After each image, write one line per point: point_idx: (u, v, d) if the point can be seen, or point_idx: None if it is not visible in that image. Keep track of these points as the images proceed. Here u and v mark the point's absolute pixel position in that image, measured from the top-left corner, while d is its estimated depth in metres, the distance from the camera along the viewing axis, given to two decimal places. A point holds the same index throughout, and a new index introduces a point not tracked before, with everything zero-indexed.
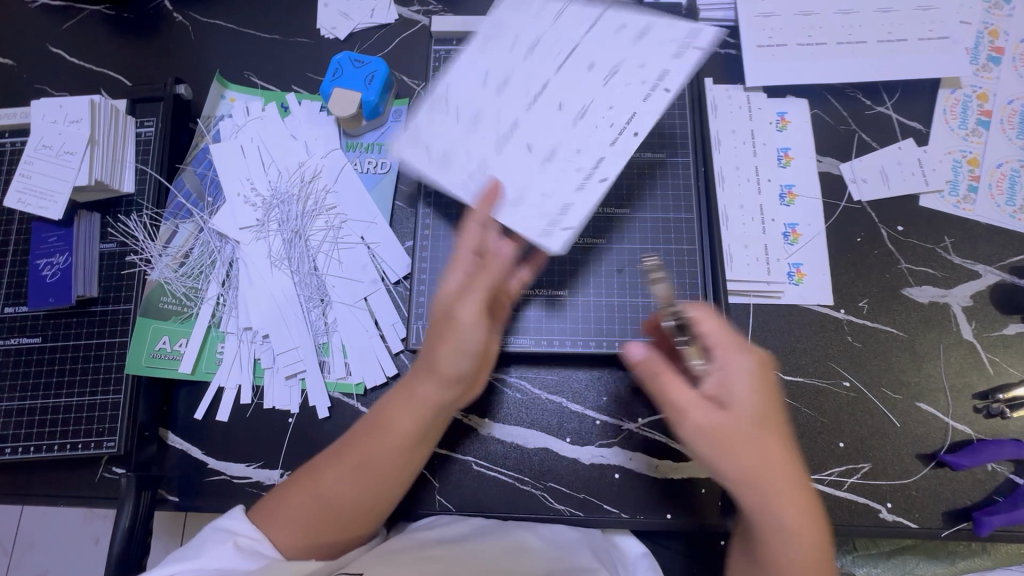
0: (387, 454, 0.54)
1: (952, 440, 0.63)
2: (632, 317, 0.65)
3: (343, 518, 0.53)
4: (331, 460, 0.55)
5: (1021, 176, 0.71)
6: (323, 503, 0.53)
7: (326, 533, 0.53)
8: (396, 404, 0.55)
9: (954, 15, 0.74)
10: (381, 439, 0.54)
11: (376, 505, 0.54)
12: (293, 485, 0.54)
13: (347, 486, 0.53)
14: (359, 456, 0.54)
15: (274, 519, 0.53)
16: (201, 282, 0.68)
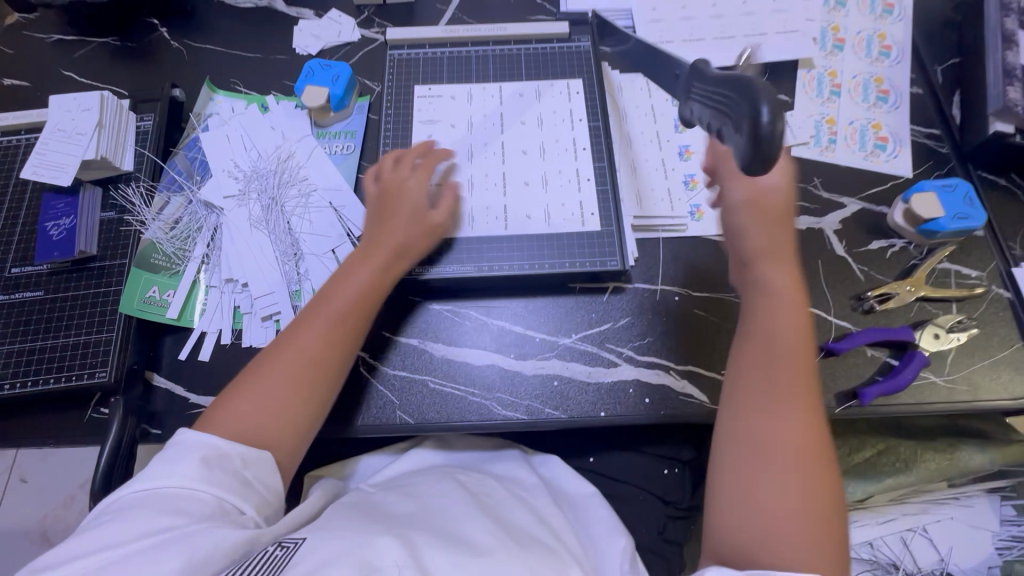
0: (336, 308, 0.67)
1: (836, 333, 0.75)
2: (557, 244, 0.78)
3: (295, 398, 0.62)
4: (275, 348, 0.64)
5: (869, 129, 0.87)
6: (273, 386, 0.61)
7: (285, 387, 0.62)
8: (331, 293, 0.68)
9: (801, 16, 0.94)
10: (332, 297, 0.67)
11: (323, 383, 0.64)
12: (258, 358, 0.64)
13: (303, 342, 0.64)
14: (314, 317, 0.66)
15: (224, 413, 0.59)
16: (189, 244, 0.79)
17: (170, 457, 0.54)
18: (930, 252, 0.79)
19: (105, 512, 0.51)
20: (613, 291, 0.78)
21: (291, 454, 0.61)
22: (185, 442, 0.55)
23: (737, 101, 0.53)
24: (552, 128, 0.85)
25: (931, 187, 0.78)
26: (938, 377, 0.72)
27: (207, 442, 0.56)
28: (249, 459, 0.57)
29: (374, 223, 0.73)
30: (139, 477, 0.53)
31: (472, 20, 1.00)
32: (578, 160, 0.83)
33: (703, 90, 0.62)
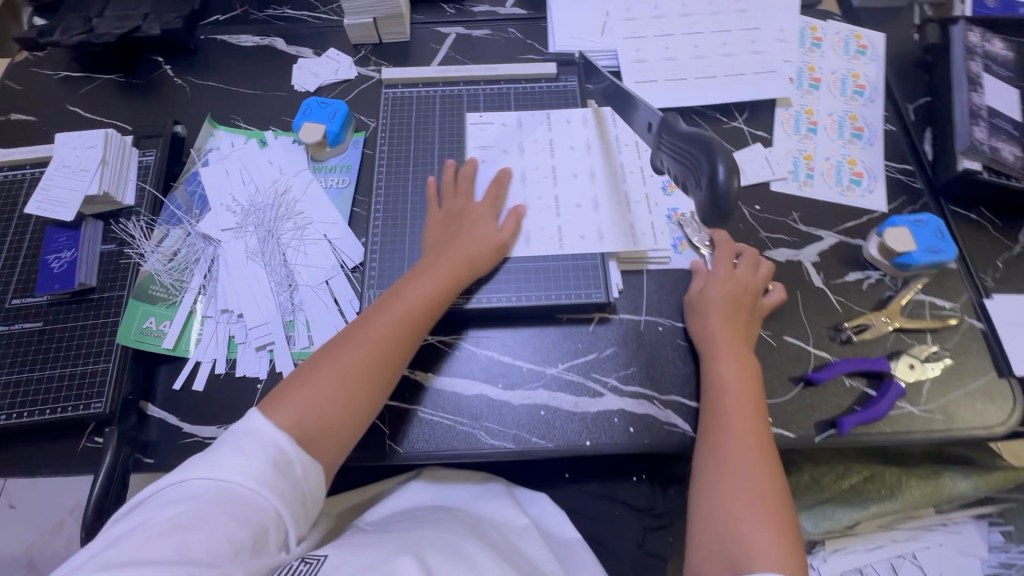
0: (412, 303, 0.71)
1: (816, 364, 0.77)
2: (543, 275, 0.81)
3: (354, 396, 0.64)
4: (343, 343, 0.67)
5: (844, 165, 0.91)
6: (340, 380, 0.64)
7: (355, 377, 0.65)
8: (398, 297, 0.72)
9: (778, 56, 0.99)
10: (410, 293, 0.72)
11: (380, 385, 0.66)
12: (330, 347, 0.67)
13: (381, 335, 0.68)
14: (391, 310, 0.70)
15: (288, 400, 0.62)
16: (187, 275, 0.81)
17: (247, 450, 0.55)
18: (904, 285, 0.81)
19: (171, 492, 0.52)
20: (598, 321, 0.81)
21: (336, 453, 0.63)
22: (262, 435, 0.57)
23: (689, 155, 0.53)
24: (539, 156, 0.89)
25: (903, 222, 0.81)
26: (915, 407, 0.74)
27: (280, 444, 0.57)
28: (305, 463, 0.58)
29: (442, 240, 0.79)
30: (214, 463, 0.54)
31: (465, 59, 1.05)
32: (559, 185, 0.86)
33: (655, 142, 0.60)
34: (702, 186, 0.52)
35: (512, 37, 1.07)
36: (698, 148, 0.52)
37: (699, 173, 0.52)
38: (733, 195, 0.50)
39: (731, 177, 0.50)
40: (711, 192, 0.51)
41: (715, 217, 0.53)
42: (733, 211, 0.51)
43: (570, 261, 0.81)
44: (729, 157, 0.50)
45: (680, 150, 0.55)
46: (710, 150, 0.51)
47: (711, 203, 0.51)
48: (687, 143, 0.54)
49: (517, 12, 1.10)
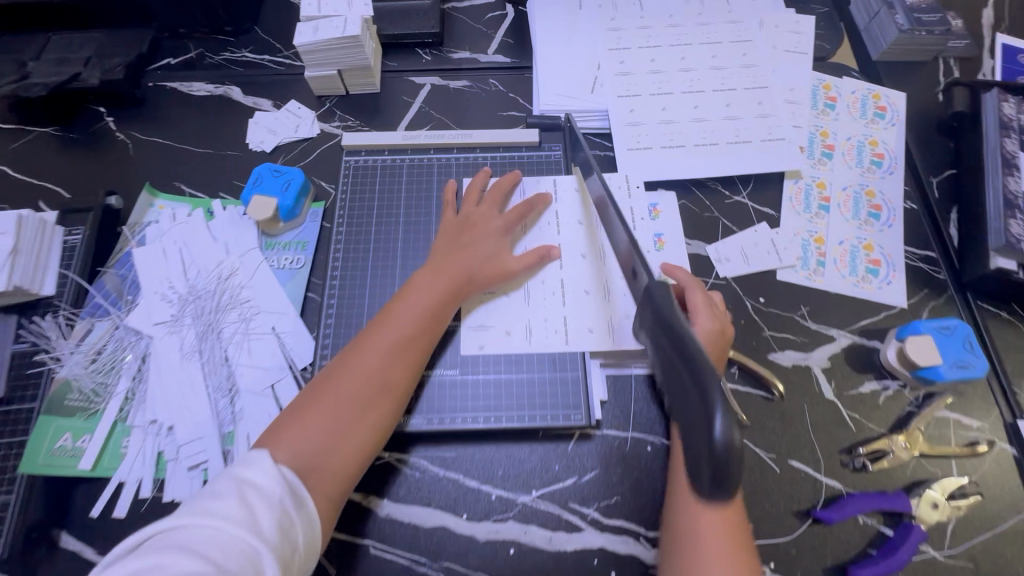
0: (408, 330, 0.66)
1: (826, 496, 0.67)
2: (515, 391, 0.71)
3: (354, 428, 0.60)
4: (340, 370, 0.63)
5: (860, 251, 0.81)
6: (338, 413, 0.60)
7: (348, 413, 0.60)
8: (395, 316, 0.67)
9: (787, 121, 0.88)
10: (405, 318, 0.67)
11: (383, 414, 0.62)
12: (325, 377, 0.63)
13: (380, 365, 0.63)
14: (387, 336, 0.65)
15: (288, 435, 0.58)
16: (111, 377, 0.72)
17: (251, 502, 0.51)
18: (927, 399, 0.71)
19: (168, 537, 0.48)
20: (579, 438, 0.70)
21: (341, 488, 0.59)
22: (267, 490, 0.52)
23: (685, 385, 0.42)
24: (538, 232, 0.79)
25: (927, 328, 0.72)
26: (938, 552, 0.64)
27: (285, 501, 0.53)
28: (306, 522, 0.54)
29: (445, 249, 0.73)
30: (214, 510, 0.49)
31: (439, 114, 0.94)
32: (563, 269, 0.77)
33: (655, 329, 0.50)
34: (695, 437, 0.41)
35: (494, 90, 0.96)
36: (694, 378, 0.41)
37: (694, 422, 0.41)
38: (734, 462, 0.38)
39: (731, 448, 0.38)
40: (702, 449, 0.39)
41: (707, 481, 0.39)
42: (737, 477, 0.39)
43: (546, 374, 0.72)
44: (732, 409, 0.39)
45: (675, 369, 0.44)
46: (708, 396, 0.39)
47: (705, 459, 0.39)
48: (686, 363, 0.42)
49: (500, 60, 0.99)
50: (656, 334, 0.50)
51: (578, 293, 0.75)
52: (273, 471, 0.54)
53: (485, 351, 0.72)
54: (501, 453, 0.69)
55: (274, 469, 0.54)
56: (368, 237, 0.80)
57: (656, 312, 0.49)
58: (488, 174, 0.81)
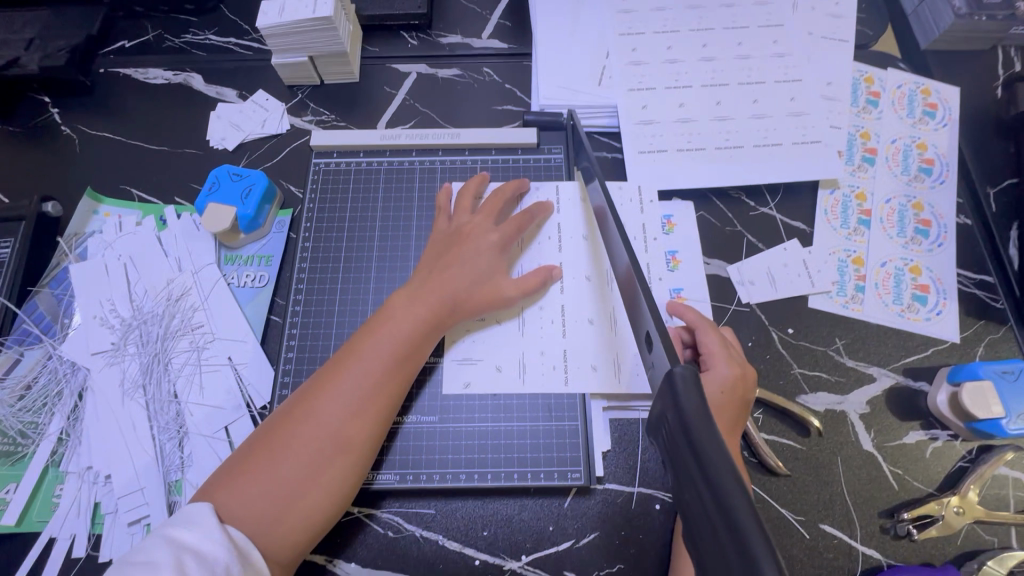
0: (375, 367, 0.55)
1: (862, 568, 0.58)
2: (504, 443, 0.61)
3: (307, 485, 0.50)
4: (295, 413, 0.53)
5: (905, 274, 0.70)
6: (288, 467, 0.50)
7: (292, 473, 0.50)
8: (363, 347, 0.56)
9: (824, 121, 0.77)
10: (374, 352, 0.56)
11: (344, 468, 0.52)
12: (275, 422, 0.53)
13: (335, 412, 0.52)
14: (350, 374, 0.54)
15: (227, 492, 0.49)
16: (41, 416, 0.63)
17: (191, 572, 0.41)
18: (983, 454, 0.62)
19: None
20: (577, 493, 0.61)
21: (291, 555, 0.50)
22: (210, 556, 0.43)
23: (723, 571, 0.26)
24: (537, 248, 0.68)
25: (986, 372, 0.62)
26: None
27: (232, 567, 0.44)
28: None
29: (430, 265, 0.63)
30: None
31: (426, 109, 0.83)
32: (565, 292, 0.66)
33: (671, 445, 0.34)
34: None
35: (488, 80, 0.85)
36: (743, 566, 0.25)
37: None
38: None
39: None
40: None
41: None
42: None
43: (539, 423, 0.62)
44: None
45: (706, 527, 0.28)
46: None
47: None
48: (728, 537, 0.27)
49: (496, 46, 0.87)
50: (674, 454, 0.34)
51: (579, 322, 0.64)
52: (214, 532, 0.45)
53: (472, 390, 0.62)
54: (488, 511, 0.60)
55: (217, 529, 0.45)
56: (340, 253, 0.69)
57: (681, 429, 0.33)
58: (485, 178, 0.70)
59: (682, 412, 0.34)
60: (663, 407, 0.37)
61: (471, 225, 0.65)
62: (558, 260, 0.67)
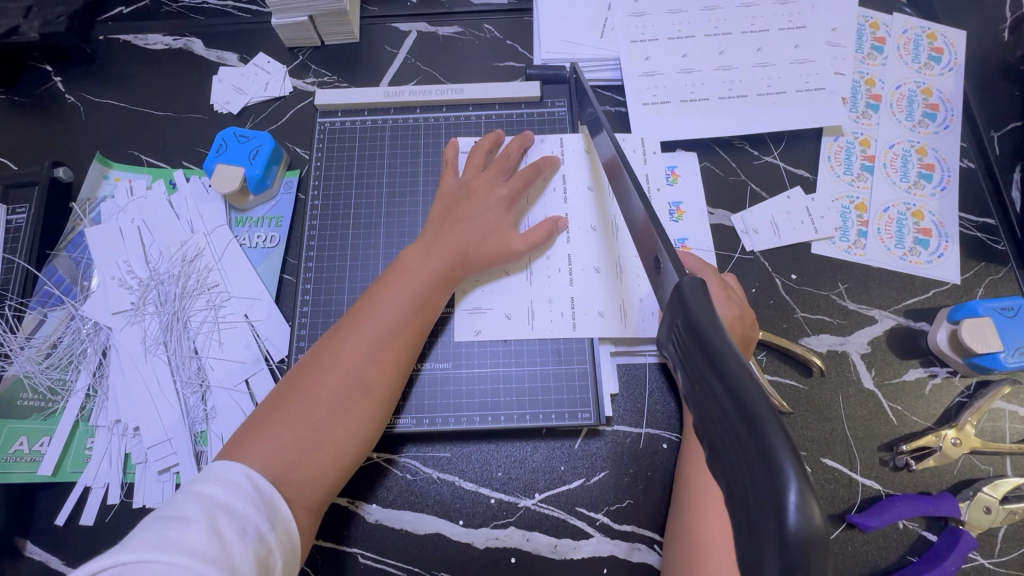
0: (393, 315, 0.56)
1: (862, 498, 0.60)
2: (516, 384, 0.63)
3: (334, 430, 0.51)
4: (318, 362, 0.54)
5: (908, 219, 0.71)
6: (315, 414, 0.51)
7: (317, 415, 0.51)
8: (381, 298, 0.57)
9: (828, 68, 0.76)
10: (391, 300, 0.57)
11: (368, 414, 0.53)
12: (298, 370, 0.54)
13: (357, 358, 0.54)
14: (369, 322, 0.55)
15: (256, 440, 0.49)
16: (69, 373, 0.66)
17: (223, 530, 0.41)
18: (981, 389, 0.63)
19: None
20: (587, 435, 0.63)
21: (320, 500, 0.51)
22: (241, 514, 0.43)
23: (734, 443, 0.27)
24: (544, 200, 0.69)
25: (986, 310, 0.63)
26: (986, 560, 0.58)
27: (261, 528, 0.44)
28: (285, 547, 0.46)
29: (442, 220, 0.63)
30: (179, 541, 0.40)
31: (427, 68, 0.83)
32: (571, 242, 0.67)
33: (682, 348, 0.35)
34: (742, 520, 0.26)
35: (489, 36, 0.84)
36: (752, 434, 0.26)
37: (745, 503, 0.25)
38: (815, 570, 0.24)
39: (809, 545, 0.23)
40: (760, 554, 0.24)
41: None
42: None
43: (549, 366, 0.63)
44: (811, 491, 0.24)
45: (716, 411, 0.29)
46: (774, 467, 0.25)
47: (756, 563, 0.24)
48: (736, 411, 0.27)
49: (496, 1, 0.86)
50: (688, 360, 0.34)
51: (586, 271, 0.65)
52: (243, 490, 0.45)
53: (483, 337, 0.64)
54: (500, 453, 0.63)
55: (246, 489, 0.45)
56: (348, 211, 0.70)
57: (693, 334, 0.33)
58: (500, 136, 0.70)
59: (688, 315, 0.35)
60: (672, 317, 0.37)
61: (481, 181, 0.66)
62: (564, 211, 0.68)
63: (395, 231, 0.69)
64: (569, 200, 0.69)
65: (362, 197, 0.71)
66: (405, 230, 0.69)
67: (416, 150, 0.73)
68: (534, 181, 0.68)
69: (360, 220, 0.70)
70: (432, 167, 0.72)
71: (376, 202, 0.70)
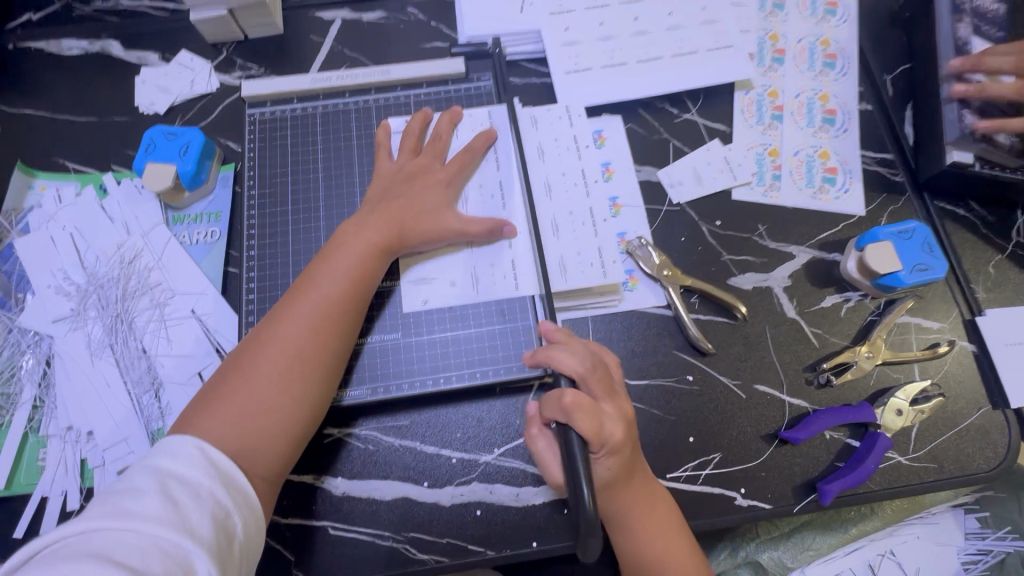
0: (333, 287, 0.58)
1: (792, 416, 0.66)
2: (467, 347, 0.66)
3: (282, 401, 0.53)
4: (261, 339, 0.55)
5: (816, 160, 0.77)
6: (262, 387, 0.53)
7: (265, 388, 0.53)
8: (321, 273, 0.59)
9: (734, 26, 0.81)
10: (329, 274, 0.59)
11: (315, 383, 0.55)
12: (243, 348, 0.55)
13: (299, 332, 0.55)
14: (309, 297, 0.57)
15: (205, 417, 0.51)
16: (13, 386, 0.65)
17: (177, 497, 0.44)
18: (889, 306, 0.70)
19: (74, 545, 0.40)
20: (539, 388, 0.66)
21: (275, 469, 0.53)
22: (194, 482, 0.45)
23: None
24: (481, 171, 0.71)
25: (886, 234, 0.69)
26: (903, 457, 0.64)
27: (217, 492, 0.46)
28: (245, 509, 0.48)
29: (379, 196, 0.65)
30: (132, 508, 0.42)
31: (354, 54, 0.84)
32: (507, 208, 0.70)
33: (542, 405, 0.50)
34: None
35: (413, 19, 0.85)
36: None
37: None
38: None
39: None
40: None
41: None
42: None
43: (497, 326, 0.66)
44: None
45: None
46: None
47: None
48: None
49: None
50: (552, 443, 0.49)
51: (523, 234, 0.69)
52: (197, 461, 0.47)
53: (431, 307, 0.66)
54: (458, 415, 0.65)
55: (199, 458, 0.47)
56: (285, 198, 0.71)
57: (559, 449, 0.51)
58: (429, 113, 0.72)
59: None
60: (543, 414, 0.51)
61: (416, 160, 0.68)
62: (499, 179, 0.71)
63: (335, 214, 0.70)
64: (503, 169, 0.71)
65: (298, 183, 0.72)
66: (345, 212, 0.70)
67: (350, 132, 0.74)
68: (469, 157, 0.70)
69: (301, 205, 0.71)
70: (367, 149, 0.73)
71: (314, 187, 0.72)
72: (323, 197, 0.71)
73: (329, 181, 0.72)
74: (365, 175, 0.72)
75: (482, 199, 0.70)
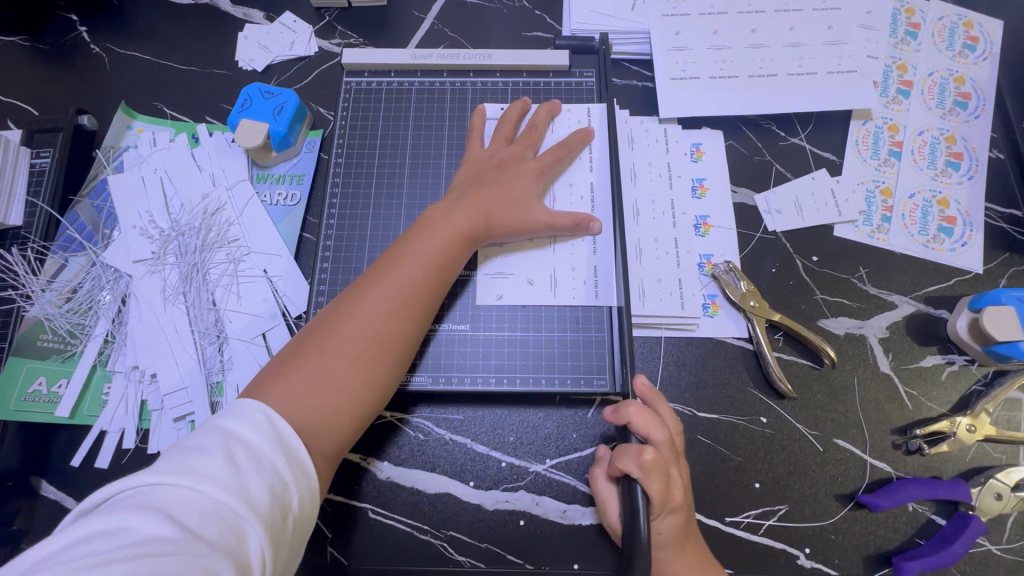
0: (413, 271, 0.57)
1: (871, 480, 0.61)
2: (533, 352, 0.63)
3: (352, 380, 0.52)
4: (337, 315, 0.54)
5: (933, 206, 0.71)
6: (335, 361, 0.52)
7: (336, 365, 0.52)
8: (403, 256, 0.57)
9: (862, 50, 0.75)
10: (411, 258, 0.57)
11: (384, 367, 0.54)
12: (317, 324, 0.55)
13: (377, 312, 0.54)
14: (390, 278, 0.56)
15: (277, 385, 0.50)
16: (88, 319, 0.66)
17: (239, 461, 0.43)
18: (999, 377, 0.63)
19: (139, 495, 0.40)
20: (601, 404, 0.63)
21: (337, 445, 0.51)
22: (257, 450, 0.44)
23: None
24: (573, 171, 0.68)
25: (1008, 299, 0.63)
26: (994, 546, 0.58)
27: (278, 464, 0.44)
28: (303, 485, 0.45)
29: (468, 183, 0.63)
30: (195, 467, 0.41)
31: (454, 34, 0.82)
32: (595, 211, 0.67)
33: None
34: None
35: (517, 5, 0.83)
36: None
37: None
38: None
39: None
40: None
41: None
42: None
43: (567, 334, 0.64)
44: None
45: None
46: None
47: None
48: None
49: None
50: None
51: (607, 241, 0.66)
52: (262, 428, 0.46)
53: (501, 304, 0.64)
54: (513, 419, 0.63)
55: (265, 426, 0.46)
56: (369, 172, 0.70)
57: None
58: (527, 104, 0.70)
59: None
60: None
61: (509, 151, 0.66)
62: (589, 181, 0.68)
63: (416, 195, 0.69)
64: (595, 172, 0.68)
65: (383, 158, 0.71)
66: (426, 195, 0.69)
67: (444, 112, 0.72)
68: (564, 156, 0.67)
69: (384, 181, 0.70)
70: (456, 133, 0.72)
71: (398, 164, 0.70)
72: (405, 176, 0.70)
73: (413, 161, 0.71)
74: (453, 159, 0.70)
75: (569, 199, 0.67)
